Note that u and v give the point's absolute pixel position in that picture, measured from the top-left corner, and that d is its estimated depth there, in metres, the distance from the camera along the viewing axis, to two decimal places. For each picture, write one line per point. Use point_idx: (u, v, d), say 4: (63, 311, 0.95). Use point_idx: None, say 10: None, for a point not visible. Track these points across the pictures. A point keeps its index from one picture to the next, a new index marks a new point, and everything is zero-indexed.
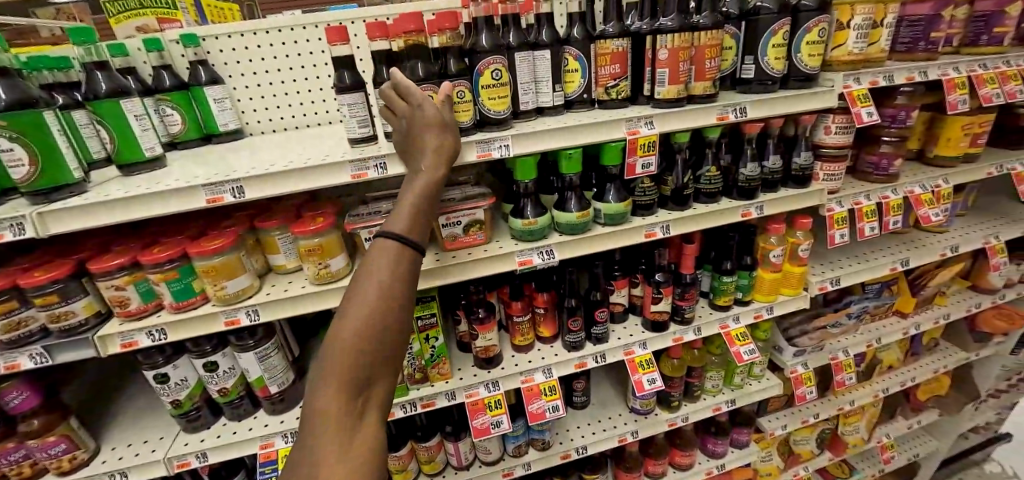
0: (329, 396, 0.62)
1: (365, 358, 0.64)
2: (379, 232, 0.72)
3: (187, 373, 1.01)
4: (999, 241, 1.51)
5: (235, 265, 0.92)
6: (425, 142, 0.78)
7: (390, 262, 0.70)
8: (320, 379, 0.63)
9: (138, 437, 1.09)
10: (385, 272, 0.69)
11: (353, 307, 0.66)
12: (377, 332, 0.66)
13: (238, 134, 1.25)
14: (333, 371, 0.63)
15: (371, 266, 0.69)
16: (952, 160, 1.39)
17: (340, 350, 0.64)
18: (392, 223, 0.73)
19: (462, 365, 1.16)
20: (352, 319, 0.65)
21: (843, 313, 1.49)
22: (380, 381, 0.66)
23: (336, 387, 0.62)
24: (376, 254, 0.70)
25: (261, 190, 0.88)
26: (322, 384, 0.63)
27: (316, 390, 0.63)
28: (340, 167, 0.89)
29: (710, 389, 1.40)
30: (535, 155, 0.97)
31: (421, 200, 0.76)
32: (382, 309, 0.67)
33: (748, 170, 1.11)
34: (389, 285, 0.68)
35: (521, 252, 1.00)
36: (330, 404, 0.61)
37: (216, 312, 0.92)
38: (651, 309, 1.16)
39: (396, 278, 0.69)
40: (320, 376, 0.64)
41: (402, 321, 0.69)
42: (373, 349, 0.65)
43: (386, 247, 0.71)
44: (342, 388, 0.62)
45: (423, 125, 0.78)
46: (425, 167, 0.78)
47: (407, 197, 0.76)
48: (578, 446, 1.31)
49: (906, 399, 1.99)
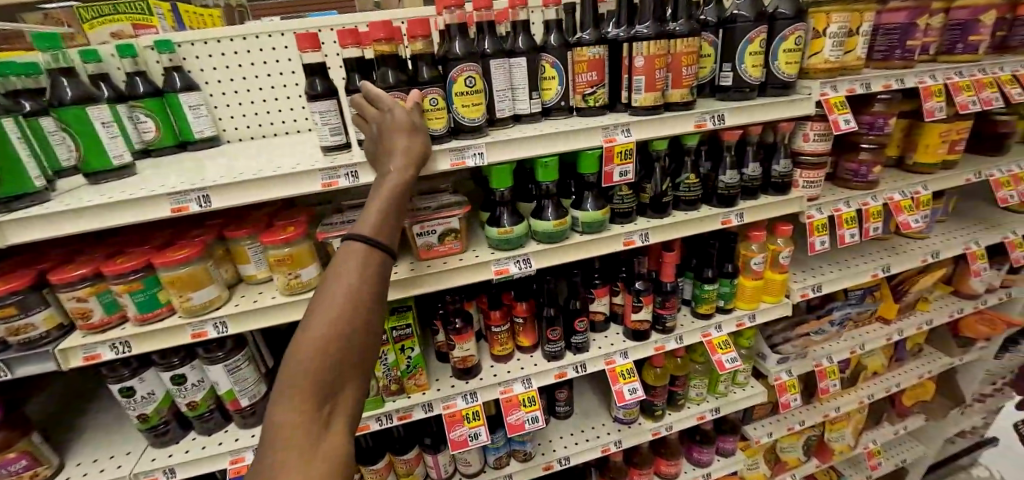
0: (290, 405, 0.59)
1: (330, 365, 0.62)
2: (347, 234, 0.70)
3: (154, 386, 0.98)
4: (979, 247, 1.52)
5: (202, 276, 0.89)
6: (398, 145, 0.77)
7: (360, 265, 0.68)
8: (281, 387, 0.60)
9: (104, 452, 1.05)
10: (354, 274, 0.67)
11: (319, 312, 0.64)
12: (344, 337, 0.64)
13: (214, 141, 1.23)
14: (295, 379, 0.60)
15: (339, 269, 0.67)
16: (931, 167, 1.40)
17: (303, 355, 0.61)
18: (360, 226, 0.71)
19: (440, 376, 1.14)
20: (317, 324, 0.63)
21: (826, 320, 1.49)
22: (346, 388, 0.63)
23: (298, 395, 0.59)
24: (345, 257, 0.68)
25: (229, 199, 0.86)
26: (284, 392, 0.60)
27: (277, 399, 0.60)
28: (310, 175, 0.87)
29: (694, 397, 1.39)
30: (511, 163, 0.96)
31: (390, 203, 0.74)
32: (349, 314, 0.64)
33: (727, 177, 1.11)
34: (357, 288, 0.66)
35: (498, 261, 0.98)
36: (293, 411, 0.58)
37: (182, 324, 0.89)
38: (632, 318, 1.15)
39: (364, 282, 0.67)
40: (282, 384, 0.60)
41: (371, 325, 0.67)
42: (339, 356, 0.62)
43: (356, 249, 0.69)
44: (306, 397, 0.60)
45: (394, 127, 0.77)
46: (395, 169, 0.76)
47: (376, 201, 0.74)
48: (560, 457, 1.28)
49: (892, 405, 2.00)
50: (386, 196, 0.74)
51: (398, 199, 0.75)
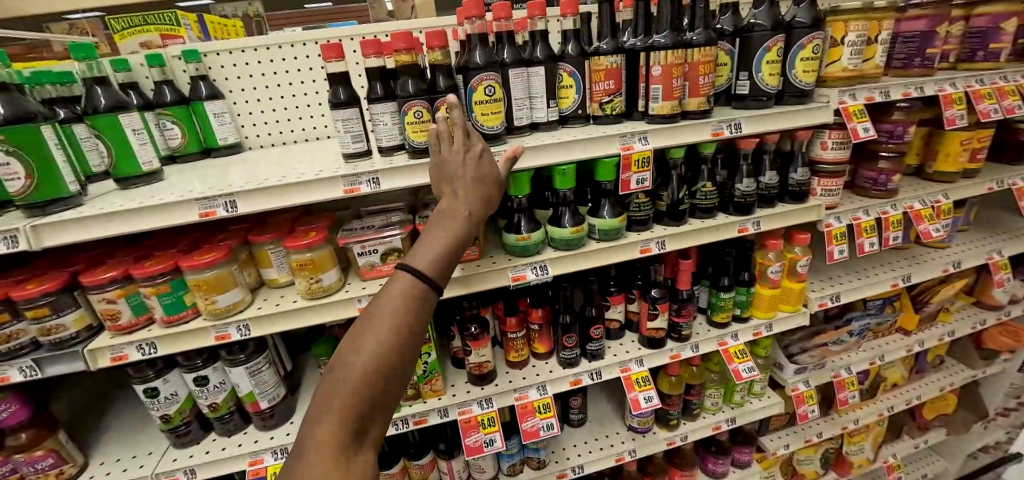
0: (329, 421, 0.59)
1: (371, 390, 0.62)
2: (403, 263, 0.69)
3: (178, 387, 1.00)
4: (1002, 257, 1.49)
5: (226, 279, 0.91)
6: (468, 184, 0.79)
7: (414, 290, 0.68)
8: (322, 402, 0.61)
9: (127, 452, 1.07)
10: (405, 303, 0.66)
11: (367, 333, 0.64)
12: (387, 363, 0.63)
13: (237, 148, 1.26)
14: (338, 396, 0.61)
15: (394, 289, 0.67)
16: (952, 175, 1.38)
17: (348, 373, 0.62)
18: (418, 258, 0.70)
19: (455, 381, 1.14)
20: (365, 346, 0.63)
21: (844, 330, 1.47)
22: (382, 415, 0.64)
23: (337, 413, 0.60)
24: (401, 280, 0.68)
25: (254, 204, 0.88)
26: (324, 408, 0.60)
27: (316, 413, 0.61)
28: (333, 182, 0.89)
29: (710, 407, 1.38)
30: (528, 171, 0.97)
31: (451, 240, 0.74)
32: (396, 340, 0.64)
33: (744, 185, 1.10)
34: (408, 316, 0.66)
35: (515, 267, 0.99)
36: (329, 431, 0.59)
37: (206, 326, 0.91)
38: (648, 326, 1.15)
39: (415, 310, 0.67)
40: (324, 398, 0.61)
41: (411, 352, 0.66)
42: (380, 382, 0.63)
43: (414, 275, 0.69)
44: (344, 416, 0.60)
45: (472, 166, 0.80)
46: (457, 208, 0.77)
47: (440, 233, 0.74)
48: (575, 465, 1.28)
49: (912, 418, 1.96)
50: (450, 236, 0.74)
51: (461, 236, 0.75)
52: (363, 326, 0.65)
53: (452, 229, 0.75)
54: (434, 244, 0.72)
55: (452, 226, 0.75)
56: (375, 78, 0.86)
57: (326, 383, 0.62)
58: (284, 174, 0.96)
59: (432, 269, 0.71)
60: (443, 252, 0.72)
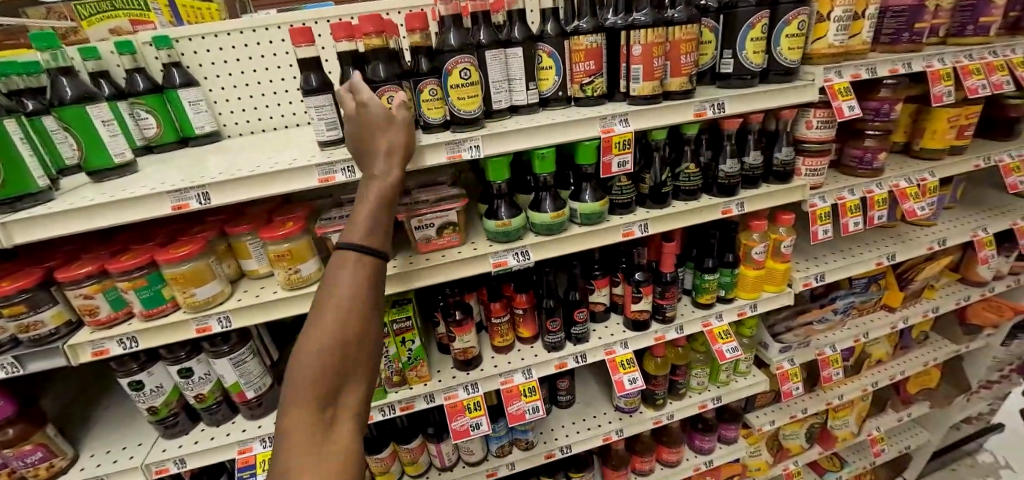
0: (298, 411, 0.60)
1: (333, 370, 0.62)
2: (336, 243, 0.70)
3: (162, 380, 1.00)
4: (987, 234, 1.50)
5: (204, 272, 0.90)
6: (384, 143, 0.77)
7: (351, 266, 0.68)
8: (289, 397, 0.61)
9: (117, 443, 1.08)
10: (346, 280, 0.67)
11: (315, 321, 0.64)
12: (347, 345, 0.64)
13: (215, 137, 1.23)
14: (302, 387, 0.61)
15: (331, 272, 0.68)
16: (939, 152, 1.38)
17: (305, 363, 0.62)
18: (349, 232, 0.70)
19: (441, 367, 1.15)
20: (315, 332, 0.63)
21: (829, 309, 1.48)
22: (353, 391, 0.64)
23: (305, 403, 0.60)
24: (336, 260, 0.68)
25: (228, 196, 0.87)
26: (291, 402, 0.60)
27: (285, 409, 0.60)
28: (308, 171, 0.88)
29: (696, 387, 1.40)
30: (508, 155, 0.96)
31: (376, 203, 0.73)
32: (343, 317, 0.65)
33: (727, 166, 1.09)
34: (350, 291, 0.66)
35: (496, 253, 0.99)
36: (300, 421, 0.59)
37: (185, 319, 0.91)
38: (631, 308, 1.14)
39: (366, 288, 0.68)
40: (289, 393, 0.61)
41: (368, 325, 0.67)
42: (340, 362, 0.63)
43: (347, 248, 0.69)
44: (312, 403, 0.60)
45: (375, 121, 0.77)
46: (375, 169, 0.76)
47: (363, 202, 0.73)
48: (562, 445, 1.30)
49: (897, 392, 2.00)
50: (375, 197, 0.73)
51: (386, 198, 0.74)
52: (314, 316, 0.65)
53: (373, 191, 0.74)
54: (362, 215, 0.72)
55: (371, 189, 0.74)
56: (348, 62, 0.86)
57: (289, 378, 0.63)
58: (259, 164, 0.95)
59: (368, 237, 0.71)
60: (372, 218, 0.72)
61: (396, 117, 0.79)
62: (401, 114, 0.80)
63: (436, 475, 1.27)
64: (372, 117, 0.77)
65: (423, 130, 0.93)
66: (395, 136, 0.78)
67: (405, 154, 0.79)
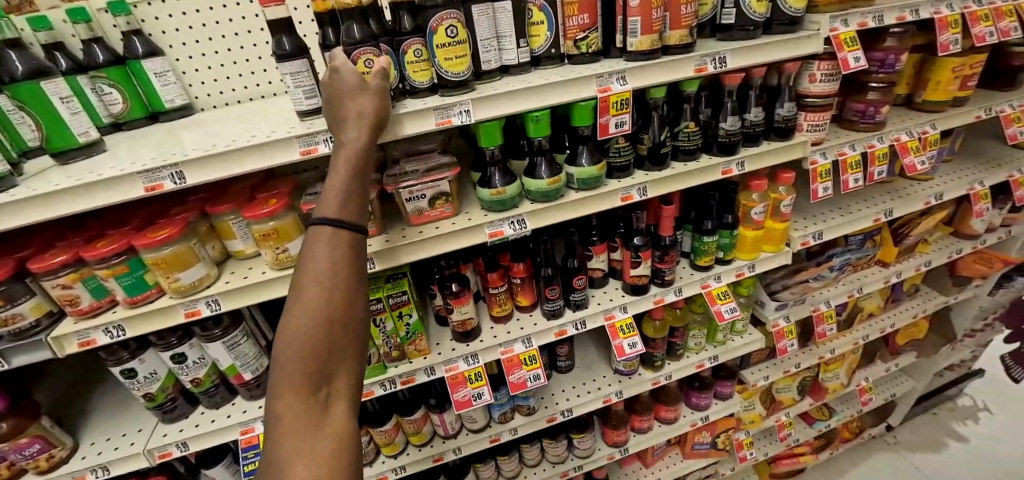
0: (287, 397, 0.58)
1: (318, 351, 0.60)
2: (310, 221, 0.66)
3: (156, 366, 0.98)
4: (983, 187, 1.49)
5: (187, 255, 0.87)
6: (356, 112, 0.72)
7: (327, 243, 0.65)
8: (276, 382, 0.59)
9: (118, 430, 1.07)
10: (323, 257, 0.64)
11: (294, 302, 0.61)
12: (331, 325, 0.61)
13: (188, 110, 1.16)
14: (287, 372, 0.59)
15: (307, 250, 0.64)
16: (941, 104, 1.34)
17: (289, 346, 0.59)
18: (322, 208, 0.67)
19: (440, 340, 1.14)
20: (295, 313, 0.61)
21: (825, 266, 1.48)
22: (342, 369, 0.62)
23: (292, 386, 0.58)
24: (310, 238, 0.65)
25: (204, 174, 0.82)
26: (278, 386, 0.58)
27: (274, 394, 0.59)
28: (289, 143, 0.83)
29: (693, 347, 1.41)
30: (500, 119, 0.91)
31: (349, 176, 0.69)
32: (323, 295, 0.62)
33: (728, 124, 1.05)
34: (328, 268, 0.63)
35: (492, 223, 0.95)
36: (289, 404, 0.57)
37: (172, 304, 0.88)
38: (630, 273, 1.13)
39: (345, 265, 0.65)
40: (276, 378, 0.59)
41: (350, 301, 0.64)
42: (325, 341, 0.60)
43: (321, 224, 0.65)
44: (300, 387, 0.58)
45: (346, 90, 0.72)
46: (347, 139, 0.71)
47: (335, 176, 0.69)
48: (563, 409, 1.32)
49: (886, 344, 2.05)
50: (347, 168, 0.70)
51: (357, 169, 0.70)
52: (293, 298, 0.62)
53: (345, 163, 0.70)
54: (335, 189, 0.68)
55: (343, 161, 0.70)
56: (325, 23, 0.79)
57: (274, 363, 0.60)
58: (235, 138, 0.89)
59: (343, 211, 0.67)
60: (344, 192, 0.68)
61: (370, 83, 0.74)
62: (376, 80, 0.74)
63: (440, 443, 1.29)
64: (343, 87, 0.72)
65: (409, 95, 0.87)
66: (366, 102, 0.72)
67: (381, 121, 0.74)
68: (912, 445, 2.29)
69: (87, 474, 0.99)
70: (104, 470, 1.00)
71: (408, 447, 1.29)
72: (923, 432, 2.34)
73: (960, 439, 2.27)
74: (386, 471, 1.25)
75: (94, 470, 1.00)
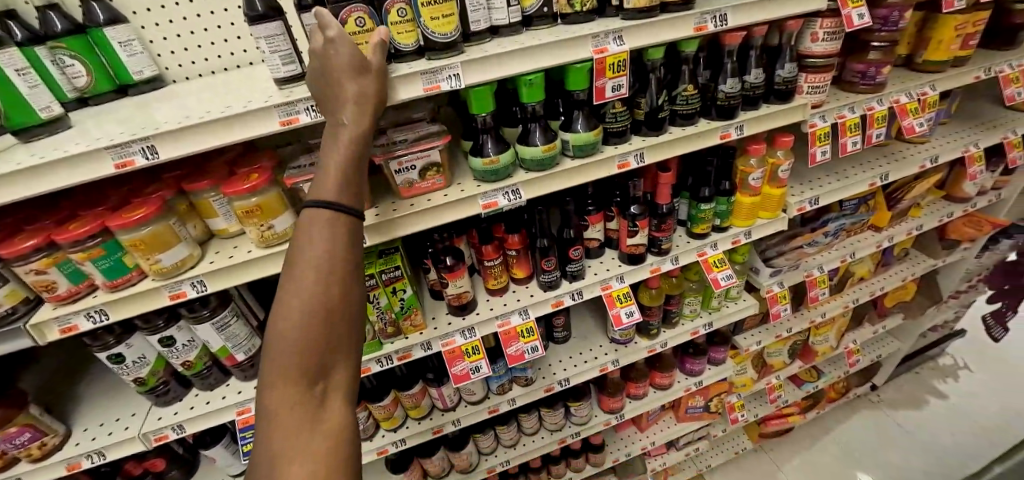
0: (284, 388, 0.56)
1: (315, 341, 0.58)
2: (305, 204, 0.63)
3: (144, 350, 0.95)
4: (978, 149, 1.48)
5: (167, 235, 0.83)
6: (353, 91, 0.68)
7: (324, 227, 0.61)
8: (270, 371, 0.57)
9: (110, 415, 1.05)
10: (320, 243, 0.61)
11: (290, 289, 0.59)
12: (330, 314, 0.59)
13: (158, 82, 1.08)
14: (284, 362, 0.57)
15: (303, 234, 0.61)
16: (940, 65, 1.31)
17: (284, 334, 0.57)
18: (319, 191, 0.63)
19: (435, 314, 1.13)
20: (291, 300, 0.58)
21: (819, 232, 1.48)
22: (340, 360, 0.60)
23: (287, 377, 0.56)
24: (307, 221, 0.62)
25: (179, 148, 0.77)
26: (272, 375, 0.57)
27: (268, 383, 0.57)
28: (268, 113, 0.78)
29: (688, 314, 1.42)
30: (491, 84, 0.86)
31: (347, 159, 0.66)
32: (321, 283, 0.59)
33: (728, 86, 1.01)
34: (325, 254, 0.60)
35: (485, 194, 0.92)
36: (284, 395, 0.55)
37: (156, 287, 0.85)
38: (627, 243, 1.11)
39: (345, 253, 0.62)
40: (270, 367, 0.57)
41: (349, 290, 0.62)
42: (323, 331, 0.58)
43: (318, 207, 0.62)
44: (298, 379, 0.56)
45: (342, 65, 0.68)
46: (344, 119, 0.67)
47: (331, 158, 0.66)
48: (561, 379, 1.33)
49: (874, 307, 2.09)
50: (345, 151, 0.66)
51: (355, 152, 0.67)
52: (289, 282, 0.60)
53: (342, 145, 0.67)
54: (331, 172, 0.65)
55: (340, 143, 0.66)
56: None
57: (267, 352, 0.58)
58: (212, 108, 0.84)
59: (341, 195, 0.64)
60: (342, 175, 0.65)
61: (368, 61, 0.70)
62: (375, 60, 0.71)
63: (439, 415, 1.30)
64: (336, 60, 0.67)
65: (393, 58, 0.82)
66: (365, 83, 0.69)
67: (378, 103, 0.71)
68: (895, 403, 2.38)
69: (82, 460, 0.98)
70: (100, 455, 0.99)
71: (407, 420, 1.30)
72: (906, 390, 2.42)
73: (941, 396, 2.36)
74: (387, 444, 1.26)
75: (89, 455, 0.98)
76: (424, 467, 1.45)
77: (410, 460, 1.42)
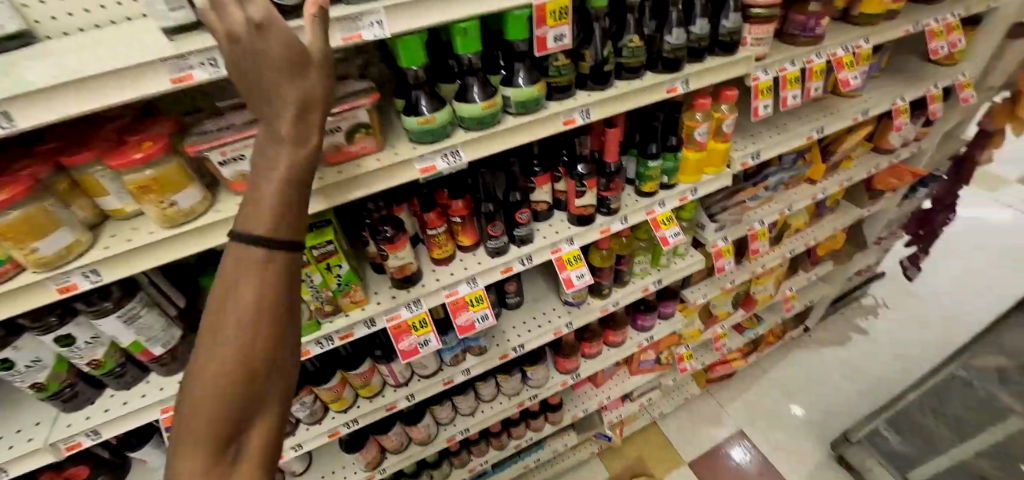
0: (192, 452, 0.48)
1: (235, 403, 0.49)
2: (233, 236, 0.49)
3: (38, 352, 0.82)
4: (904, 102, 1.54)
5: (42, 217, 0.68)
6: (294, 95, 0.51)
7: (256, 266, 0.49)
8: (179, 431, 0.49)
9: (9, 428, 0.93)
10: (249, 290, 0.49)
11: (208, 339, 0.49)
12: (260, 368, 0.50)
13: (27, 38, 0.72)
14: (201, 419, 0.48)
15: (227, 273, 0.49)
16: (874, 18, 1.33)
17: (196, 391, 0.48)
18: (250, 221, 0.50)
19: (379, 288, 1.06)
20: (211, 355, 0.48)
21: (760, 187, 1.52)
22: (263, 418, 0.52)
23: (200, 444, 0.48)
24: (234, 257, 0.49)
25: (41, 116, 0.60)
26: (182, 437, 0.48)
27: (177, 443, 0.49)
28: (156, 70, 0.63)
29: (639, 273, 1.43)
30: (421, 33, 0.78)
31: (284, 185, 0.51)
32: (244, 337, 0.49)
33: (673, 37, 0.98)
34: (253, 303, 0.49)
35: (422, 157, 0.85)
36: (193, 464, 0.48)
37: (39, 280, 0.72)
38: (576, 204, 1.08)
39: (278, 294, 0.50)
40: (179, 425, 0.49)
41: (283, 338, 0.52)
42: (245, 391, 0.49)
43: (248, 240, 0.49)
44: (208, 443, 0.48)
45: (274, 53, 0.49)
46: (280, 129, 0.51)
47: (265, 182, 0.51)
48: (515, 345, 1.32)
49: (808, 256, 2.23)
50: (281, 175, 0.51)
51: (299, 177, 0.52)
52: (212, 321, 0.49)
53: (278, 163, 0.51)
54: (266, 201, 0.50)
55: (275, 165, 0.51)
56: None
57: (180, 406, 0.49)
58: (72, 58, 0.66)
59: (279, 229, 0.50)
60: (279, 207, 0.51)
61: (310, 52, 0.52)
62: (316, 51, 0.52)
63: (391, 391, 1.26)
64: (269, 51, 0.48)
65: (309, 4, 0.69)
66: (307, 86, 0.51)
67: (324, 110, 0.54)
68: (824, 342, 2.60)
69: None
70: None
71: (359, 399, 1.25)
72: (833, 330, 2.65)
73: (862, 333, 2.61)
74: (338, 426, 1.21)
75: None
76: (380, 444, 1.42)
77: (365, 438, 1.38)
